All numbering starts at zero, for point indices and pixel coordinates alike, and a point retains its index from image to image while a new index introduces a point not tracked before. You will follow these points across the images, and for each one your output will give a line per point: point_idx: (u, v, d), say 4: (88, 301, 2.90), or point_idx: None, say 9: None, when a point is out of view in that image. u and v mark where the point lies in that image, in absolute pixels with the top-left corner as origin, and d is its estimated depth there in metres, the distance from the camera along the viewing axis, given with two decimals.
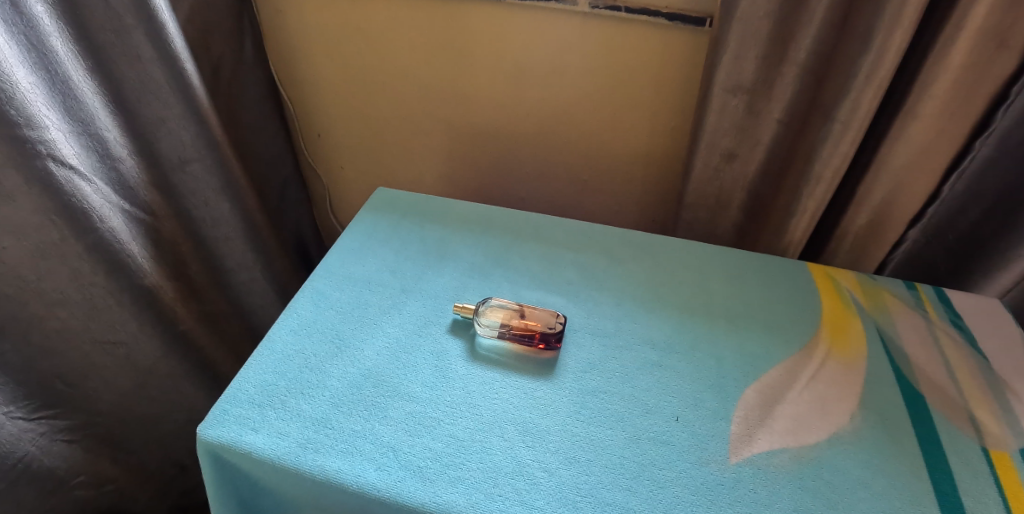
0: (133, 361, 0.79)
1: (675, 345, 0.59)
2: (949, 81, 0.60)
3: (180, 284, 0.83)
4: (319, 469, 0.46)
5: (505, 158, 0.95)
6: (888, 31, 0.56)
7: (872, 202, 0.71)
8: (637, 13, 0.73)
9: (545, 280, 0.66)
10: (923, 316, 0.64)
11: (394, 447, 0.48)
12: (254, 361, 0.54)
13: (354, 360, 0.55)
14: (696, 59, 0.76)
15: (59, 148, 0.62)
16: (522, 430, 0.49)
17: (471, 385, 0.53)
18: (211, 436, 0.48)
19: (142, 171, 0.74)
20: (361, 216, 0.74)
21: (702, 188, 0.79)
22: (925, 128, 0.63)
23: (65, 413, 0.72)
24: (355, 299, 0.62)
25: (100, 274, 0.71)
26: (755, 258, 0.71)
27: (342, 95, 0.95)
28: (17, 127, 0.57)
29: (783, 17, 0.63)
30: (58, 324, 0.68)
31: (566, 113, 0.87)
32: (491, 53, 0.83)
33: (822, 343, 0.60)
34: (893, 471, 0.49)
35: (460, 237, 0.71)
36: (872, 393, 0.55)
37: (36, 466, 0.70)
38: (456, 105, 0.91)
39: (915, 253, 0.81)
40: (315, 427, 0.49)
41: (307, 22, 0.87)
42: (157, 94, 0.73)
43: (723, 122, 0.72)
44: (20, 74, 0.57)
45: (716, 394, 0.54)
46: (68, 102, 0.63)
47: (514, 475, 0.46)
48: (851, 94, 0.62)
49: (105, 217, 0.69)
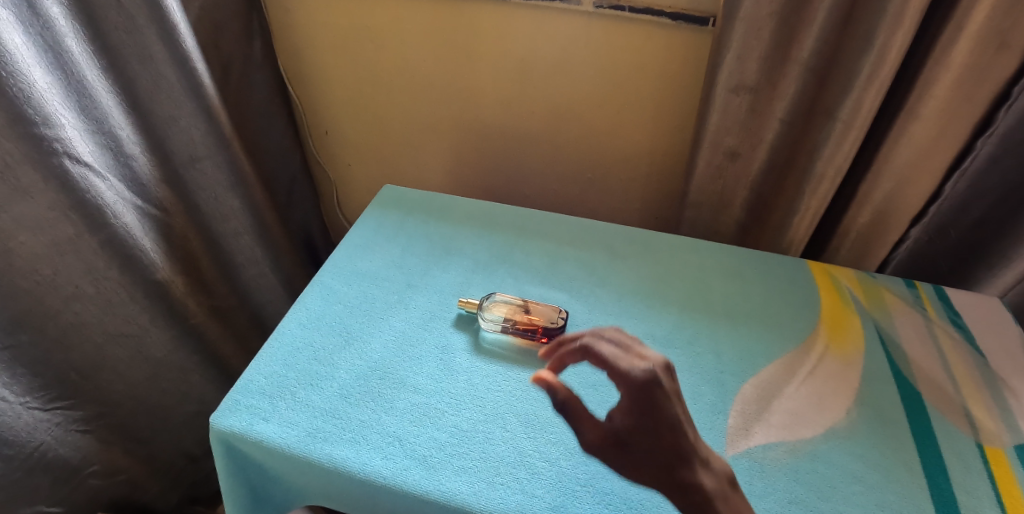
0: (146, 353, 0.81)
1: (676, 340, 0.60)
2: (949, 82, 0.60)
3: (191, 279, 0.85)
4: (328, 457, 0.47)
5: (509, 155, 0.96)
6: (889, 34, 0.57)
7: (874, 201, 0.72)
8: (641, 13, 0.73)
9: (547, 276, 0.67)
10: (922, 314, 0.64)
11: (400, 437, 0.49)
12: (264, 352, 0.56)
13: (362, 353, 0.56)
14: (700, 57, 0.76)
15: (75, 146, 0.64)
16: (525, 421, 0.51)
17: (475, 377, 0.54)
18: (223, 425, 0.49)
19: (153, 167, 0.76)
20: (368, 212, 0.75)
21: (705, 187, 0.79)
22: (925, 129, 0.64)
23: (79, 404, 0.74)
24: (363, 294, 0.63)
25: (114, 268, 0.73)
26: (756, 255, 0.72)
27: (349, 92, 0.96)
28: (35, 125, 0.59)
29: (787, 17, 0.63)
30: (73, 318, 0.70)
31: (570, 112, 0.88)
32: (495, 52, 0.84)
33: (821, 339, 0.61)
34: (887, 465, 0.50)
35: (465, 233, 0.73)
36: (870, 389, 0.56)
37: (52, 455, 0.73)
38: (463, 104, 0.92)
39: (917, 253, 0.81)
40: (324, 416, 0.50)
41: (316, 20, 0.88)
42: (169, 92, 0.75)
43: (726, 121, 0.72)
44: (38, 75, 0.58)
45: (715, 388, 0.55)
46: (83, 101, 0.65)
47: (516, 465, 0.47)
48: (853, 94, 0.63)
49: (119, 213, 0.71)
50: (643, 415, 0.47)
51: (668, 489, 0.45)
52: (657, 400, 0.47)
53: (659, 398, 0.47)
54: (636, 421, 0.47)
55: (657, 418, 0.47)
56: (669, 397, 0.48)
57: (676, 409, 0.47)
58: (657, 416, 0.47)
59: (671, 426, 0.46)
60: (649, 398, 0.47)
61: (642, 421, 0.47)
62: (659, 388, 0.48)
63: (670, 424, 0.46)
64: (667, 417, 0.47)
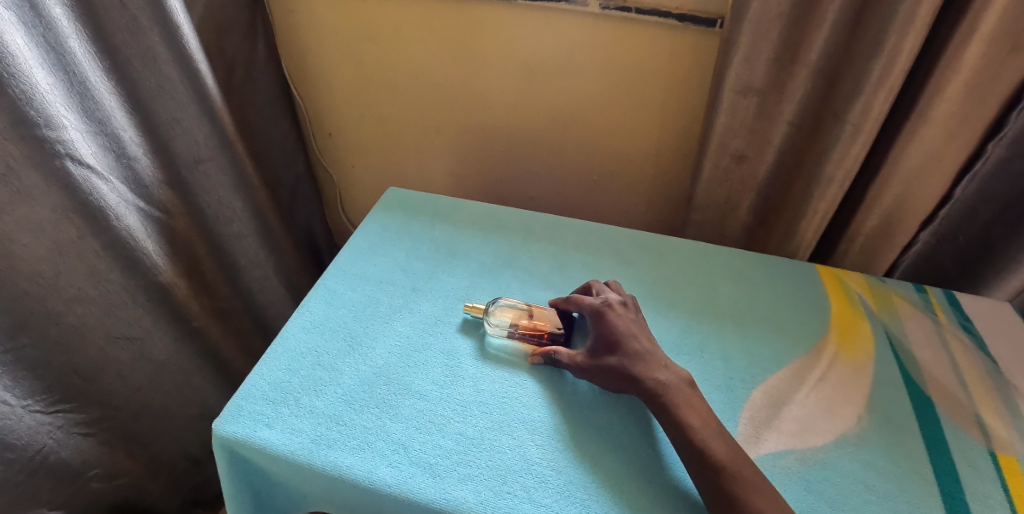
0: (149, 356, 0.80)
1: (684, 346, 0.59)
2: (961, 85, 0.60)
3: (194, 282, 0.84)
4: (333, 464, 0.47)
5: (513, 157, 0.96)
6: (900, 36, 0.57)
7: (883, 204, 0.71)
8: (648, 14, 0.73)
9: (554, 280, 0.66)
10: (933, 319, 0.64)
11: (405, 444, 0.48)
12: (267, 357, 0.55)
13: (367, 359, 0.55)
14: (707, 59, 0.76)
15: (78, 148, 0.63)
16: (532, 428, 0.50)
17: (481, 383, 0.54)
18: (226, 432, 0.49)
19: (156, 169, 0.75)
20: (373, 215, 0.75)
21: (711, 190, 0.79)
22: (936, 132, 0.64)
23: (81, 407, 0.74)
24: (367, 298, 0.62)
25: (116, 271, 0.72)
26: (763, 260, 0.71)
27: (352, 94, 0.95)
28: (37, 127, 0.59)
29: (796, 19, 0.62)
30: (75, 321, 0.69)
31: (575, 114, 0.87)
32: (500, 53, 0.83)
33: (830, 345, 0.60)
34: (900, 473, 0.49)
35: (471, 237, 0.72)
36: (880, 396, 0.56)
37: (54, 458, 0.72)
38: (467, 105, 0.91)
39: (925, 256, 0.81)
40: (328, 423, 0.50)
41: (319, 21, 0.87)
42: (172, 94, 0.74)
43: (733, 123, 0.72)
44: (41, 76, 0.58)
45: (723, 394, 0.55)
46: (86, 103, 0.64)
47: (523, 473, 0.47)
48: (863, 97, 0.62)
49: (121, 216, 0.70)
50: (599, 333, 0.54)
51: (628, 387, 0.50)
52: (610, 320, 0.54)
53: (609, 318, 0.54)
54: (595, 341, 0.54)
55: (609, 332, 0.53)
56: (621, 318, 0.54)
57: (628, 326, 0.53)
58: (609, 330, 0.53)
59: (622, 340, 0.52)
60: (603, 319, 0.54)
61: (598, 339, 0.53)
62: (612, 312, 0.55)
63: (621, 336, 0.52)
64: (615, 330, 0.53)
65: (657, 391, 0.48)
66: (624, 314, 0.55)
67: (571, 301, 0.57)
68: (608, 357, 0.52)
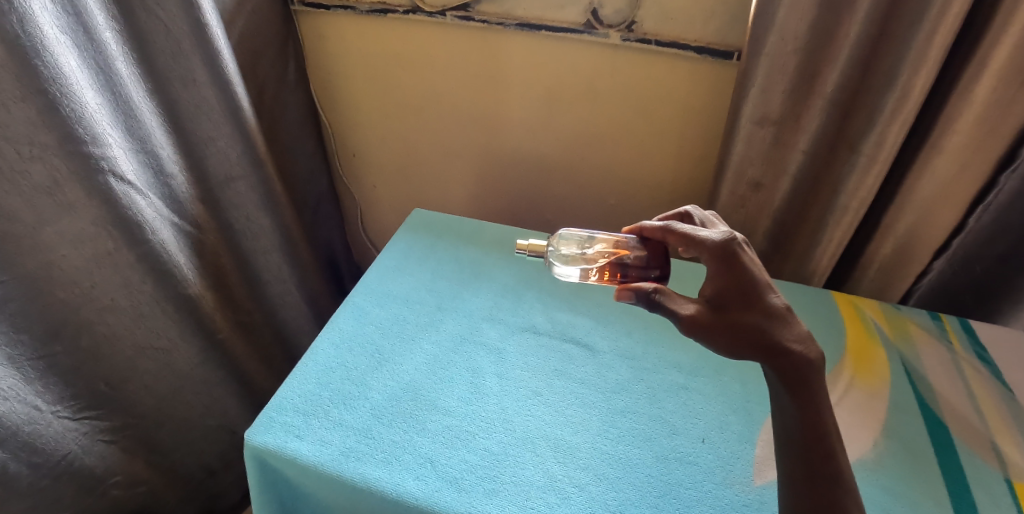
0: (174, 366, 0.82)
1: (702, 369, 0.61)
2: (972, 119, 0.62)
3: (220, 295, 0.87)
4: (361, 476, 0.48)
5: (532, 180, 0.98)
6: (913, 72, 0.59)
7: (897, 232, 0.73)
8: (667, 47, 0.76)
9: (574, 303, 0.68)
10: (948, 347, 0.65)
11: (432, 458, 0.50)
12: (298, 371, 0.57)
13: (394, 375, 0.57)
14: (723, 89, 0.78)
15: (120, 164, 0.66)
16: (555, 445, 0.52)
17: (505, 401, 0.56)
18: (257, 442, 0.50)
19: (190, 186, 0.78)
20: (399, 235, 0.77)
21: (727, 216, 0.80)
22: (948, 164, 0.66)
23: (106, 414, 0.76)
24: (395, 315, 0.64)
25: (149, 283, 0.75)
26: (780, 285, 0.72)
27: (377, 116, 0.99)
28: (84, 144, 0.62)
29: (811, 54, 0.65)
30: (106, 330, 0.72)
31: (593, 138, 0.89)
32: (523, 79, 0.86)
33: (847, 370, 0.61)
34: (916, 499, 0.50)
35: (494, 259, 0.74)
36: (896, 422, 0.56)
37: (78, 464, 0.74)
38: (488, 129, 0.94)
39: (943, 283, 0.81)
40: (357, 436, 0.51)
41: (349, 48, 0.91)
42: (208, 113, 0.77)
43: (750, 152, 0.73)
44: (90, 97, 0.61)
45: (741, 418, 0.56)
46: (129, 122, 0.68)
47: (546, 489, 0.48)
48: (877, 129, 0.65)
49: (156, 229, 0.73)
50: (727, 282, 0.45)
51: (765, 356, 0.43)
52: (739, 265, 0.45)
53: (741, 262, 0.45)
54: (721, 291, 0.45)
55: (742, 281, 0.45)
56: (750, 263, 0.46)
57: (759, 275, 0.46)
58: (740, 280, 0.45)
59: (758, 291, 0.45)
60: (732, 263, 0.45)
61: (726, 289, 0.45)
62: (741, 254, 0.46)
63: (756, 288, 0.45)
64: (751, 279, 0.45)
65: (799, 366, 0.42)
66: (751, 256, 0.47)
67: (680, 235, 0.49)
68: (740, 312, 0.44)
